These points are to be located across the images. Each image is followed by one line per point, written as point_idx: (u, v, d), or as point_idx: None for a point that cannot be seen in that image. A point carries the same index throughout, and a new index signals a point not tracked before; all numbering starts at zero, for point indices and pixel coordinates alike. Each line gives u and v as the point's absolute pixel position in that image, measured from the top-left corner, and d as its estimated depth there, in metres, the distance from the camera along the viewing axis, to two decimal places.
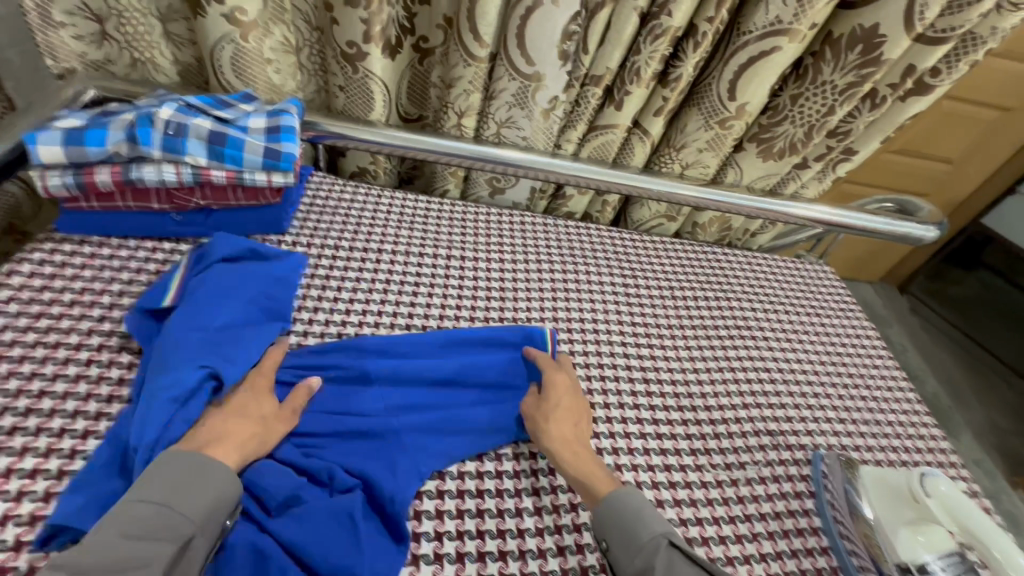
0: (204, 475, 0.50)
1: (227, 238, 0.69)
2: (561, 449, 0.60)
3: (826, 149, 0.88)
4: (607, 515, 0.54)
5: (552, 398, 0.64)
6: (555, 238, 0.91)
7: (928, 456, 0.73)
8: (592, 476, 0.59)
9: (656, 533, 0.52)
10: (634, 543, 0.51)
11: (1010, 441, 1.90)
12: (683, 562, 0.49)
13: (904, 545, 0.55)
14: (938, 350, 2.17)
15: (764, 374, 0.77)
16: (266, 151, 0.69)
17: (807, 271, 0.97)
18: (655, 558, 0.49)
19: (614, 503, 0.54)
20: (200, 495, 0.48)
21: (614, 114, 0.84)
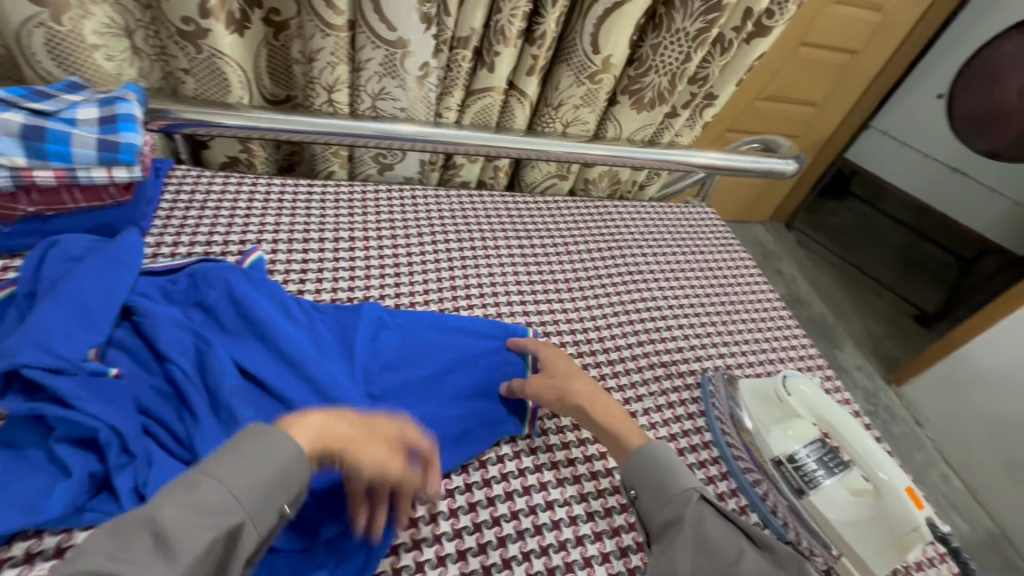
0: (277, 449, 0.44)
1: (81, 237, 0.63)
2: (594, 406, 0.63)
3: (690, 96, 0.93)
4: (641, 466, 0.56)
5: (562, 363, 0.68)
6: (449, 209, 0.91)
7: (799, 362, 0.82)
8: (625, 429, 0.61)
9: (689, 486, 0.53)
10: (664, 494, 0.53)
11: (883, 345, 2.18)
12: (713, 516, 0.51)
13: (775, 443, 0.63)
14: (821, 275, 2.43)
15: (657, 312, 0.82)
16: (102, 143, 0.62)
17: (692, 214, 1.05)
18: (685, 509, 0.51)
19: (646, 456, 0.56)
20: (256, 472, 0.43)
21: (488, 77, 0.84)
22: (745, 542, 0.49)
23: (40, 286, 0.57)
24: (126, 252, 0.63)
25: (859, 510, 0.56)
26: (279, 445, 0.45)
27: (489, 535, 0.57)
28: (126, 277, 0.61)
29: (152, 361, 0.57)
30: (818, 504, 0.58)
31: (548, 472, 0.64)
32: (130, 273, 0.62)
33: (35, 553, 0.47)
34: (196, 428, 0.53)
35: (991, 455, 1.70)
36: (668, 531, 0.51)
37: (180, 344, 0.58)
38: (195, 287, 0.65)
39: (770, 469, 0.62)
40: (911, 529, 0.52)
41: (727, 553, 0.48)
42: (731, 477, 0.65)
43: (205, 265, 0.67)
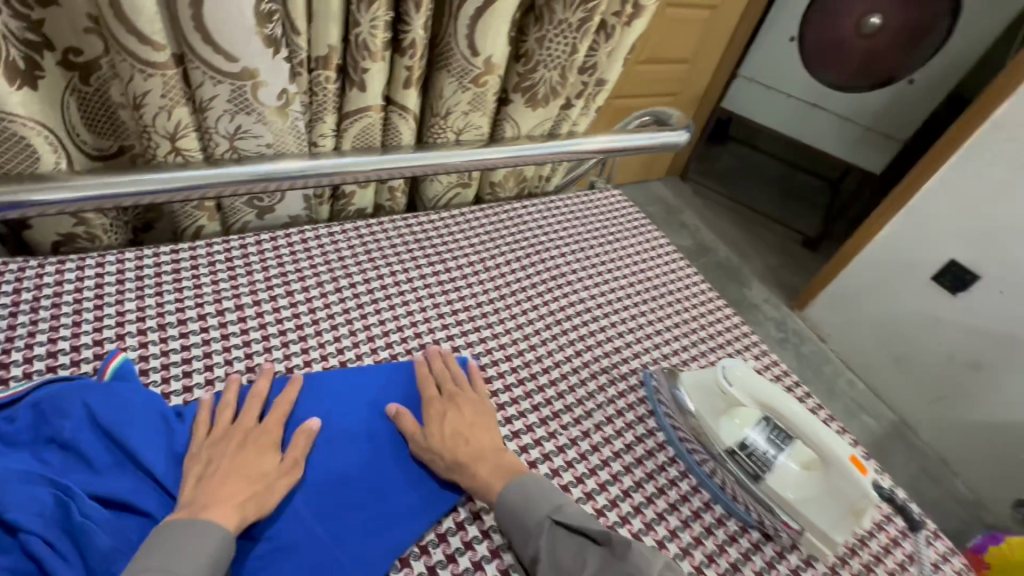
0: (203, 537, 0.46)
1: None
2: (471, 464, 0.57)
3: (582, 85, 0.90)
4: (501, 508, 0.55)
5: (445, 424, 0.60)
6: (347, 246, 0.81)
7: (726, 335, 0.85)
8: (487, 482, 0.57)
9: (541, 514, 0.54)
10: (524, 530, 0.54)
11: (784, 275, 2.38)
12: (563, 534, 0.53)
13: (726, 433, 0.64)
14: (720, 219, 2.58)
15: (587, 314, 0.80)
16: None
17: (601, 200, 1.04)
18: (538, 538, 0.53)
19: (507, 493, 0.55)
20: (199, 556, 0.45)
21: (361, 97, 0.75)
22: (588, 544, 0.52)
23: None
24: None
25: (813, 487, 0.60)
26: (210, 532, 0.47)
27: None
28: None
29: (2, 535, 0.45)
30: (776, 485, 0.60)
31: None
32: None
33: None
34: None
35: (883, 353, 1.90)
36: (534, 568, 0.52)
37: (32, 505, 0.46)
38: (43, 420, 0.51)
39: (724, 457, 0.63)
40: (859, 502, 0.56)
41: (571, 565, 0.51)
42: (691, 475, 0.65)
43: (51, 388, 0.54)
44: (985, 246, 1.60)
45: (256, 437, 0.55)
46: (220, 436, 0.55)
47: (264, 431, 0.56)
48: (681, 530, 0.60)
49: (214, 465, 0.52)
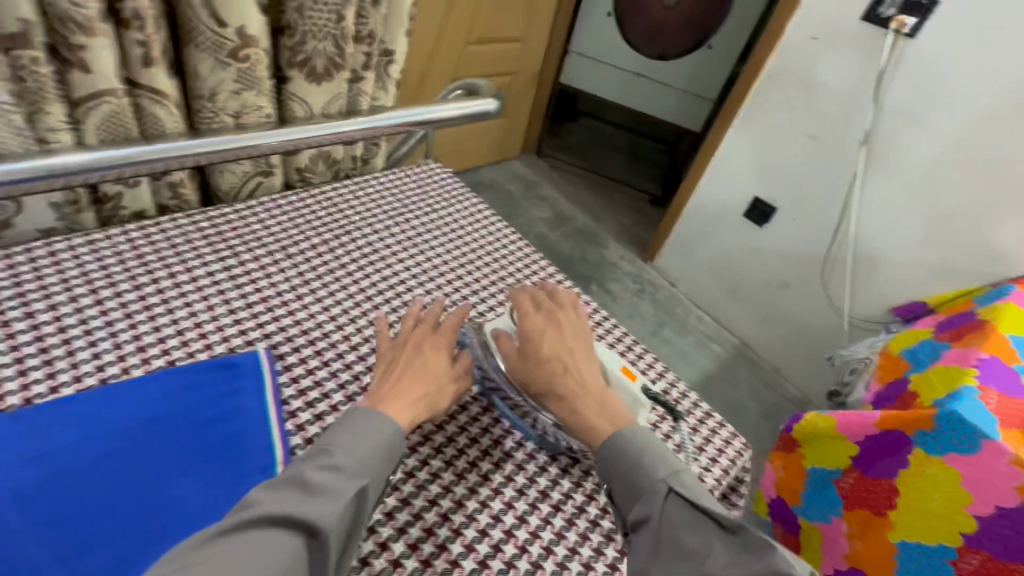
0: (382, 427, 0.53)
1: None
2: (573, 398, 0.60)
3: (364, 56, 0.88)
4: (608, 458, 0.56)
5: (540, 340, 0.63)
6: (111, 253, 0.72)
7: (540, 287, 0.91)
8: (596, 419, 0.59)
9: (658, 478, 0.53)
10: (633, 490, 0.54)
11: (637, 232, 2.58)
12: (678, 505, 0.52)
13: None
14: (576, 189, 2.72)
15: (400, 286, 0.82)
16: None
17: (415, 177, 1.05)
18: (653, 502, 0.52)
19: (620, 445, 0.56)
20: (376, 443, 0.52)
21: (90, 80, 0.66)
22: (710, 527, 0.50)
23: None
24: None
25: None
26: (385, 421, 0.54)
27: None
28: None
29: None
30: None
31: None
32: None
33: None
34: None
35: (720, 289, 2.15)
36: (639, 532, 0.52)
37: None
38: None
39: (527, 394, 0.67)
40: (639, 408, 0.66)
41: (689, 543, 0.49)
42: (502, 418, 0.71)
43: None
44: (774, 182, 1.85)
45: (431, 342, 0.64)
46: (397, 344, 0.64)
47: (439, 336, 0.65)
48: (492, 473, 0.65)
49: (393, 370, 0.60)
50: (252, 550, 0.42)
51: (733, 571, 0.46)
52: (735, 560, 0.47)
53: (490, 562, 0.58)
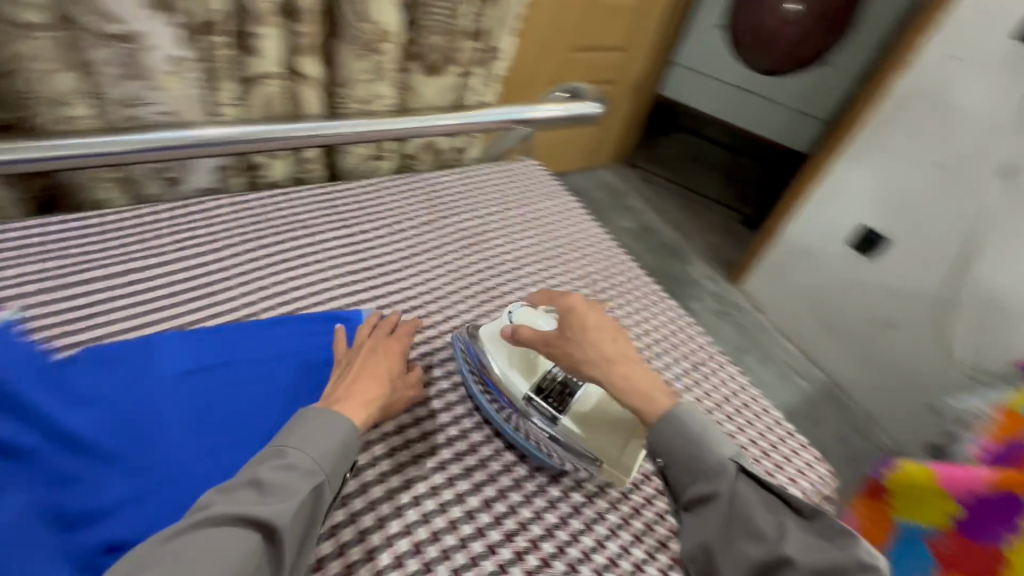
0: (335, 426, 0.53)
1: None
2: (625, 374, 0.59)
3: (478, 53, 0.94)
4: (673, 435, 0.55)
5: (585, 320, 0.62)
6: (255, 213, 0.83)
7: (623, 289, 0.93)
8: (651, 393, 0.58)
9: (724, 457, 0.53)
10: (699, 469, 0.54)
11: (723, 252, 2.48)
12: (748, 488, 0.52)
13: (523, 380, 0.67)
14: (663, 202, 2.67)
15: (495, 268, 0.87)
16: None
17: (513, 172, 1.11)
18: (722, 482, 0.52)
19: (679, 423, 0.55)
20: (334, 443, 0.52)
21: (257, 63, 0.77)
22: (785, 513, 0.50)
23: None
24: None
25: (603, 421, 0.64)
26: (339, 419, 0.54)
27: (327, 547, 0.53)
28: None
29: None
30: (573, 421, 0.64)
31: (407, 452, 0.62)
32: None
33: None
34: None
35: (813, 321, 2.00)
36: (703, 507, 0.53)
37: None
38: None
39: (522, 404, 0.66)
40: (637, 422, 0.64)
41: (761, 524, 0.49)
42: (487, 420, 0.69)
43: None
44: (888, 210, 1.71)
45: (385, 347, 0.65)
46: (353, 349, 0.65)
47: (391, 342, 0.67)
48: None
49: (347, 374, 0.61)
50: (207, 545, 0.43)
51: (810, 554, 0.47)
52: (811, 544, 0.48)
53: (527, 556, 0.57)
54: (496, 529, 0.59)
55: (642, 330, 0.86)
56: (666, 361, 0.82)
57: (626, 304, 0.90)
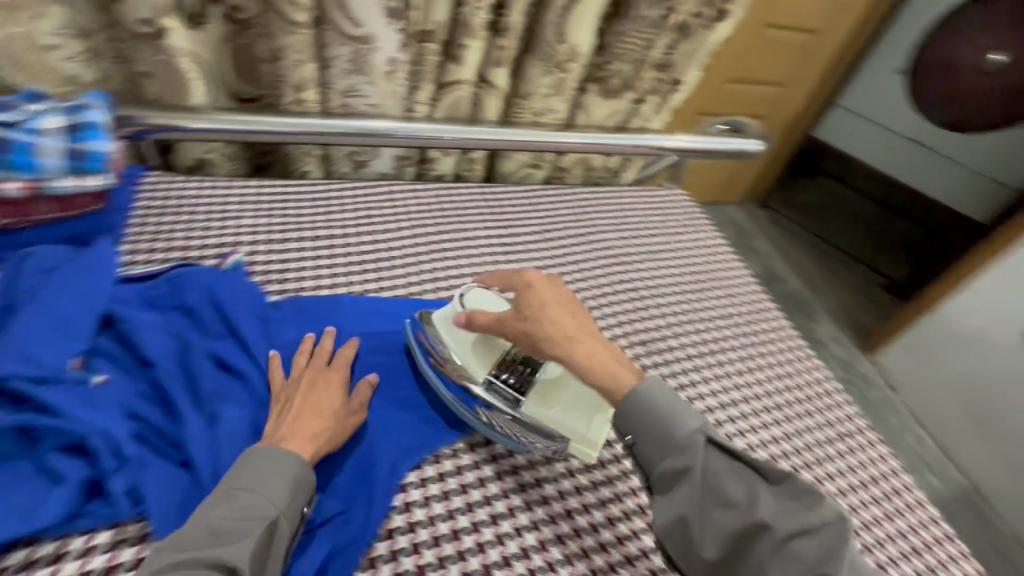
0: (282, 463, 0.49)
1: (53, 249, 0.60)
2: (588, 354, 0.53)
3: (657, 81, 0.95)
4: (634, 412, 0.51)
5: (542, 298, 0.57)
6: (426, 203, 0.92)
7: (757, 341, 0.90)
8: (617, 371, 0.53)
9: (692, 429, 0.50)
10: (667, 445, 0.50)
11: (856, 316, 2.21)
12: (717, 458, 0.49)
13: (480, 364, 0.62)
14: (793, 250, 2.45)
15: (635, 294, 0.90)
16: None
17: (659, 199, 1.12)
18: (693, 456, 0.48)
19: (648, 399, 0.51)
20: (283, 481, 0.48)
21: (457, 70, 0.85)
22: (758, 480, 0.48)
23: (20, 292, 0.56)
24: (101, 260, 0.61)
25: (562, 403, 0.60)
26: (285, 458, 0.49)
27: (463, 521, 0.57)
28: (101, 286, 0.59)
29: (138, 367, 0.57)
30: (535, 408, 0.60)
31: None
32: (104, 277, 0.60)
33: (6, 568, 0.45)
34: (180, 427, 0.53)
35: (961, 415, 1.74)
36: (678, 482, 0.49)
37: (163, 347, 0.59)
38: (176, 291, 0.64)
39: (481, 392, 0.61)
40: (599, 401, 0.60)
41: (735, 494, 0.47)
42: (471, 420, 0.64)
43: (183, 270, 0.67)
44: None
45: (321, 381, 0.60)
46: (285, 381, 0.59)
47: (330, 374, 0.61)
48: None
49: (287, 407, 0.56)
50: None
51: (782, 520, 0.45)
52: (784, 508, 0.46)
53: None
54: (617, 549, 0.59)
55: (773, 386, 0.84)
56: (795, 425, 0.80)
57: (757, 354, 0.88)
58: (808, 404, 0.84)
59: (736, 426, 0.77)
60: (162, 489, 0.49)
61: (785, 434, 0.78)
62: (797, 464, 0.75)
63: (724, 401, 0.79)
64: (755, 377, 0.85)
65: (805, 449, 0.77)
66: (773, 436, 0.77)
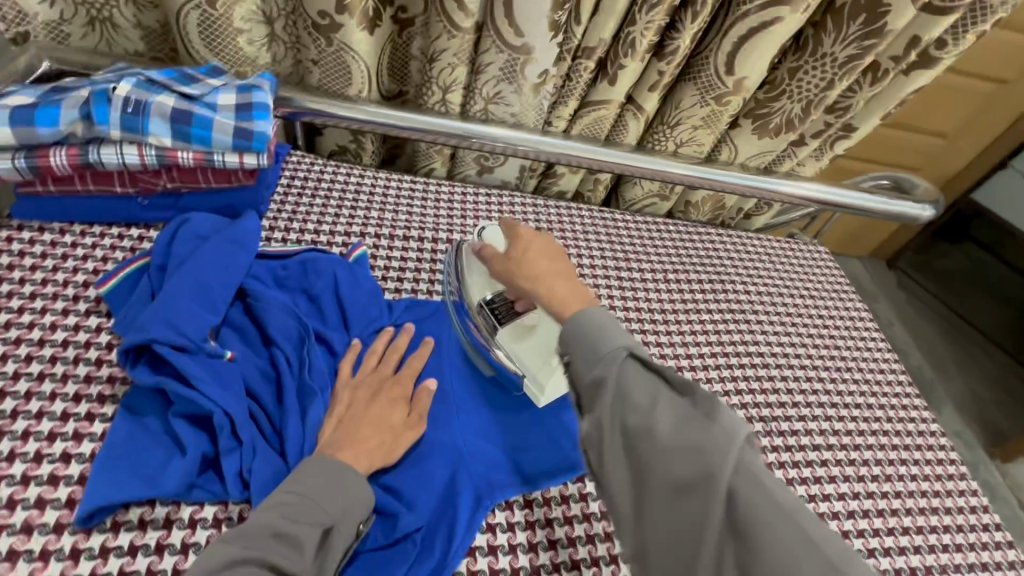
0: (341, 475, 0.47)
1: (207, 217, 0.64)
2: (553, 287, 0.48)
3: (824, 125, 0.85)
4: (572, 326, 0.44)
5: (525, 245, 0.54)
6: (545, 219, 0.88)
7: (896, 438, 0.77)
8: (568, 301, 0.47)
9: (619, 344, 0.42)
10: (589, 352, 0.42)
11: (990, 413, 1.87)
12: (637, 372, 0.41)
13: (476, 287, 0.64)
14: (919, 320, 2.09)
15: (759, 360, 0.80)
16: (88, 127, 0.58)
17: (799, 253, 1.00)
18: (608, 367, 0.40)
19: (584, 318, 0.44)
20: (344, 492, 0.46)
21: (607, 89, 0.80)
22: (666, 390, 0.40)
23: (178, 257, 0.59)
24: (246, 235, 0.63)
25: (529, 344, 0.60)
26: (344, 470, 0.47)
27: None
28: (240, 260, 0.61)
29: (262, 346, 0.59)
30: (508, 340, 0.60)
31: None
32: (245, 252, 0.62)
33: (121, 522, 0.46)
34: (289, 417, 0.53)
35: None
36: (588, 393, 0.41)
37: (286, 329, 0.59)
38: (304, 275, 0.65)
39: (472, 312, 0.63)
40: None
41: (640, 399, 0.39)
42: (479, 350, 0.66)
43: (316, 254, 0.67)
44: None
45: (388, 390, 0.57)
46: (354, 382, 0.57)
47: (396, 384, 0.58)
48: None
49: (346, 411, 0.54)
50: None
51: (684, 427, 0.38)
52: (690, 418, 0.38)
53: None
54: None
55: (915, 504, 0.71)
56: (939, 558, 0.67)
57: (900, 459, 0.75)
58: (959, 535, 0.70)
59: (863, 541, 0.66)
60: (265, 478, 0.49)
61: (924, 566, 0.66)
62: None
63: (852, 508, 0.69)
64: (894, 488, 0.72)
65: None
66: (907, 564, 0.66)
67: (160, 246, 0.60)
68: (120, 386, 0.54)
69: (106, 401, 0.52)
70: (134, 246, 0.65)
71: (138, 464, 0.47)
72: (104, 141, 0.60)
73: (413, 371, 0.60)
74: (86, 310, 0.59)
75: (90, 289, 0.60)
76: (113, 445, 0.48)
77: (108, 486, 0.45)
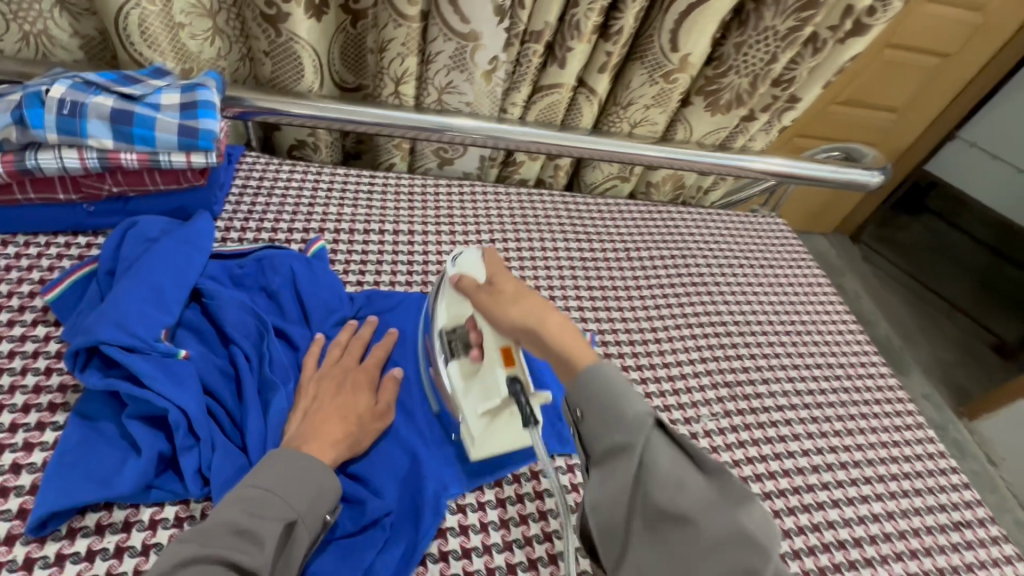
0: (307, 468, 0.46)
1: (156, 219, 0.62)
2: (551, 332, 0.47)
3: (771, 99, 0.88)
4: (587, 381, 0.43)
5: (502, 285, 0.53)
6: (508, 205, 0.89)
7: (856, 395, 0.80)
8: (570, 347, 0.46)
9: (643, 411, 0.41)
10: (611, 417, 0.41)
11: (955, 375, 1.93)
12: (663, 448, 0.40)
13: (448, 315, 0.59)
14: (885, 291, 2.16)
15: (722, 327, 0.82)
16: (23, 132, 0.57)
17: (758, 227, 1.02)
18: (633, 437, 0.40)
19: (588, 378, 0.43)
20: (309, 486, 0.45)
21: (558, 73, 0.81)
22: (691, 469, 0.39)
23: (128, 258, 0.58)
24: (199, 236, 0.62)
25: (473, 389, 0.55)
26: (310, 463, 0.47)
27: (520, 555, 0.53)
28: (193, 261, 0.60)
29: (220, 345, 0.58)
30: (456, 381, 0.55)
31: None
32: (198, 253, 0.61)
33: (77, 528, 0.45)
34: (248, 414, 0.52)
35: None
36: (609, 460, 0.41)
37: (243, 326, 0.59)
38: (262, 273, 0.65)
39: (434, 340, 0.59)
40: (499, 402, 0.53)
41: (665, 475, 0.38)
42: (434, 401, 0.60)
43: (272, 251, 0.66)
44: None
45: (352, 379, 0.56)
46: (315, 373, 0.56)
47: (361, 373, 0.57)
48: None
49: (313, 405, 0.53)
50: None
51: (707, 512, 0.36)
52: (712, 499, 0.37)
53: None
54: None
55: (876, 455, 0.73)
56: (902, 505, 0.69)
57: (861, 416, 0.77)
58: (920, 483, 0.72)
59: (831, 495, 0.68)
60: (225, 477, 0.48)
61: (887, 514, 0.68)
62: (900, 551, 0.65)
63: (818, 463, 0.71)
64: (857, 443, 0.74)
65: (910, 535, 0.67)
66: (872, 513, 0.68)
67: (109, 249, 0.59)
68: (72, 393, 0.52)
69: (57, 410, 0.51)
70: (82, 253, 0.64)
71: (92, 468, 0.46)
72: (41, 146, 0.58)
73: (377, 359, 0.60)
74: (32, 319, 0.57)
75: (36, 298, 0.59)
76: (65, 451, 0.47)
77: (60, 492, 0.44)
